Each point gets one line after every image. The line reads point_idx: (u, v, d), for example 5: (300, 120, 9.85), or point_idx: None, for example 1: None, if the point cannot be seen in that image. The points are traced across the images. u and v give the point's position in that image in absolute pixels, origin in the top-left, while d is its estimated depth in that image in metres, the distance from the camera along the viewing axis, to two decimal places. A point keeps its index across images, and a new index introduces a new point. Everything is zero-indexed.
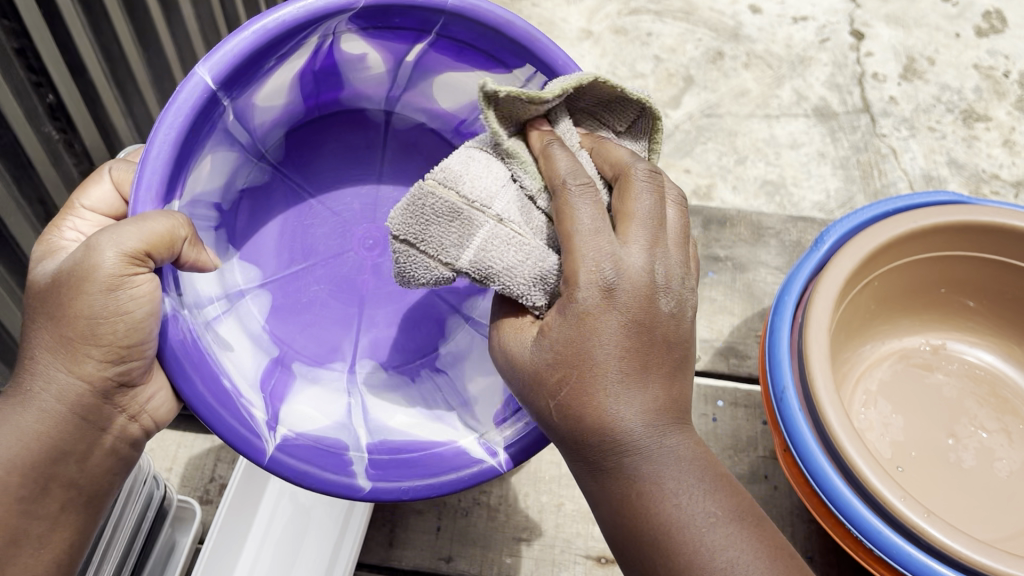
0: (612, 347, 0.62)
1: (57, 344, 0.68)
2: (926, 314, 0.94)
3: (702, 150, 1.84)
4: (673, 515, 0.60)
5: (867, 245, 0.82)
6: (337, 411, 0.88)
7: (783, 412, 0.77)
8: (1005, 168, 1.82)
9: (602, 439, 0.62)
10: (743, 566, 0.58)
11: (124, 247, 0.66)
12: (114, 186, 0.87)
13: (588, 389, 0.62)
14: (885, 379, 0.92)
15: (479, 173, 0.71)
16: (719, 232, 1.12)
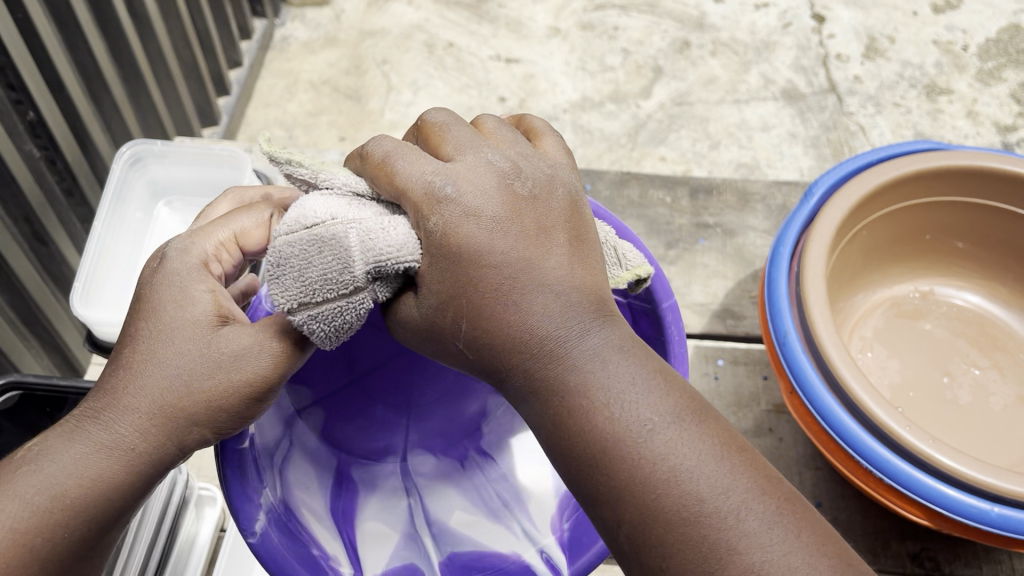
0: (482, 239, 0.53)
1: (176, 412, 0.57)
2: (911, 262, 0.98)
3: (676, 138, 1.88)
4: (619, 421, 0.51)
5: (855, 193, 0.85)
6: (403, 517, 0.78)
7: (787, 355, 0.79)
8: (970, 138, 1.87)
9: (517, 329, 0.54)
10: (705, 476, 0.49)
11: (286, 357, 0.59)
12: (267, 235, 0.68)
13: (484, 301, 0.54)
14: (878, 326, 0.95)
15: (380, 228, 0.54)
16: (706, 201, 1.15)
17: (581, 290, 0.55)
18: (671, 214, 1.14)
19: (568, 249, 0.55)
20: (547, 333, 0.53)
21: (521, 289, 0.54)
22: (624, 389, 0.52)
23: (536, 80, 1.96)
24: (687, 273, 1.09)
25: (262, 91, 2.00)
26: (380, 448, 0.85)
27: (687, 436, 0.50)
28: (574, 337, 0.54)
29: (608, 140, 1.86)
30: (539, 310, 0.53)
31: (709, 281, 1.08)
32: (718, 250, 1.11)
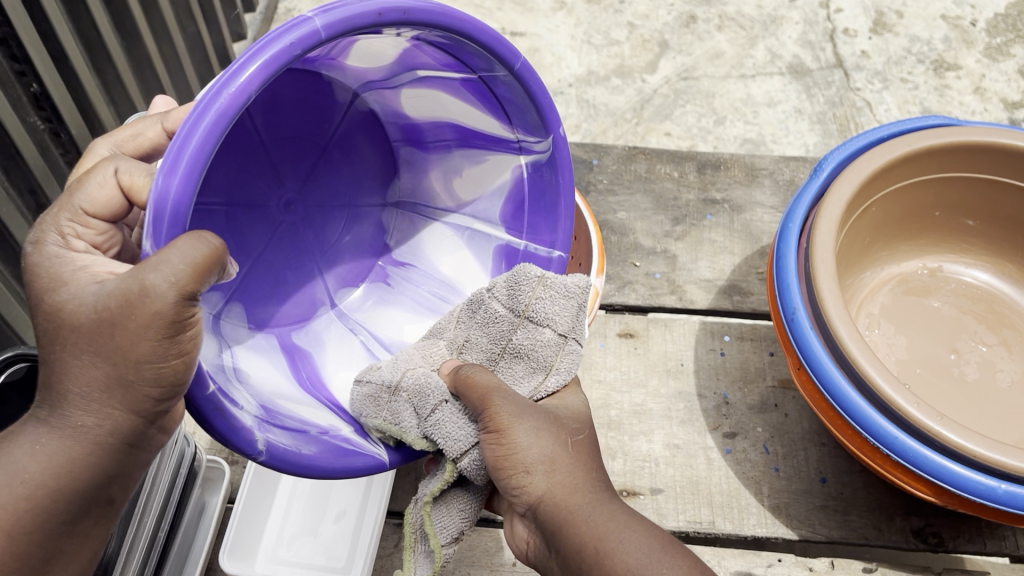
0: (527, 438, 0.59)
1: (109, 384, 0.54)
2: (921, 239, 0.97)
3: (681, 113, 1.86)
4: (617, 553, 0.52)
5: (866, 169, 0.84)
6: (363, 355, 0.82)
7: (795, 332, 0.80)
8: (977, 115, 1.86)
9: (516, 466, 0.59)
10: None
11: (182, 287, 0.51)
12: (117, 186, 0.60)
13: (505, 455, 0.59)
14: (886, 303, 0.95)
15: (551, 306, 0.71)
16: (714, 176, 1.14)
17: (580, 461, 0.60)
18: (678, 189, 1.13)
19: (546, 424, 0.61)
20: (542, 465, 0.58)
21: (538, 482, 0.58)
22: (608, 519, 0.55)
23: (541, 54, 1.95)
24: (693, 249, 1.08)
25: None
26: (302, 310, 0.84)
27: (651, 550, 0.52)
28: (562, 476, 0.58)
29: (613, 115, 1.85)
30: (542, 463, 0.58)
31: (716, 257, 1.08)
32: (725, 226, 1.10)
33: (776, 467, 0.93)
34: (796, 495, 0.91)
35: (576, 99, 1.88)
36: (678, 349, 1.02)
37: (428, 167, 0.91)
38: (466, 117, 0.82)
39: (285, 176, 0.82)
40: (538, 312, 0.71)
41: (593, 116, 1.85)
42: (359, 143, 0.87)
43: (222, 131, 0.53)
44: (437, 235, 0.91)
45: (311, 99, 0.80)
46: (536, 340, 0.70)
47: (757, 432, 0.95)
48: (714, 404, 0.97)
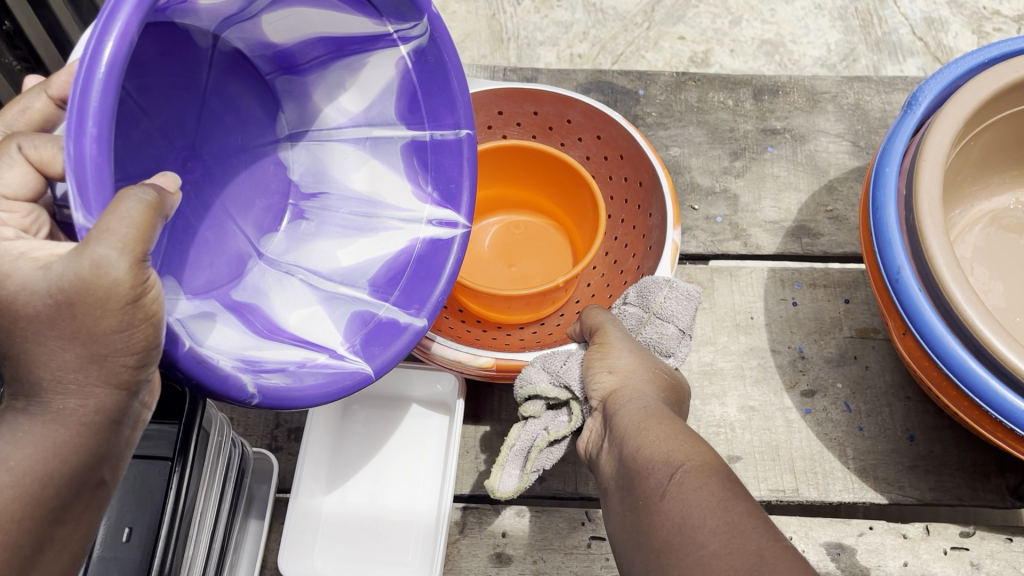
0: (623, 354, 0.66)
1: (80, 365, 0.44)
2: (1018, 170, 0.88)
3: (694, 14, 1.70)
4: (648, 446, 0.54)
5: (970, 101, 0.75)
6: (306, 291, 0.70)
7: (901, 293, 0.72)
8: (1006, 3, 1.72)
9: (600, 367, 0.66)
10: (687, 474, 0.49)
11: (133, 246, 0.42)
12: (25, 162, 0.50)
13: (596, 352, 0.67)
14: (978, 245, 0.87)
15: (675, 306, 0.71)
16: (772, 103, 1.05)
17: (662, 388, 0.65)
18: (735, 119, 1.04)
19: (640, 345, 0.69)
20: (621, 368, 0.65)
21: (615, 380, 0.65)
22: (664, 424, 0.57)
23: None
24: (756, 187, 1.00)
25: None
26: (233, 255, 0.70)
27: (687, 448, 0.53)
28: (638, 388, 0.63)
29: (622, 19, 1.69)
30: (632, 362, 0.66)
31: (780, 196, 0.99)
32: (789, 159, 1.01)
33: (860, 426, 0.87)
34: (882, 456, 0.85)
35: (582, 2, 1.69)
36: (746, 300, 0.94)
37: (309, 90, 0.75)
38: (334, 26, 0.68)
39: (173, 134, 0.65)
40: (665, 310, 0.71)
41: (602, 21, 1.68)
42: (231, 89, 0.71)
43: (114, 106, 0.43)
44: (337, 151, 0.77)
45: (172, 45, 0.64)
46: (663, 335, 0.71)
47: (837, 388, 0.89)
48: (790, 360, 0.90)
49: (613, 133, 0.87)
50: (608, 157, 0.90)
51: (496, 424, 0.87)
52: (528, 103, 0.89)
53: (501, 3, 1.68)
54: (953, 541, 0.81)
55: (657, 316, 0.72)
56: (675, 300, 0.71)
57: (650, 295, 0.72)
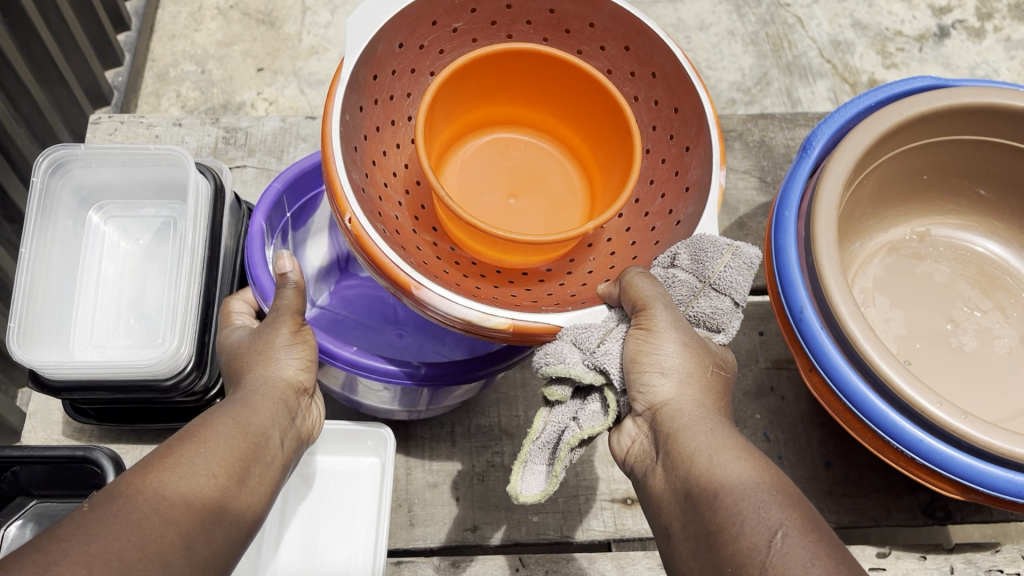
0: (668, 348, 0.56)
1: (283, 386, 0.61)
2: (909, 203, 0.92)
3: None
4: (718, 473, 0.51)
5: (859, 145, 0.79)
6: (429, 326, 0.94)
7: (804, 332, 0.75)
8: (907, 23, 1.96)
9: (637, 368, 0.56)
10: (779, 523, 0.47)
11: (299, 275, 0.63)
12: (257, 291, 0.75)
13: (637, 343, 0.57)
14: (879, 275, 0.91)
15: (731, 275, 0.59)
16: None
17: (706, 394, 0.57)
18: None
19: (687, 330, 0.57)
20: (671, 368, 0.56)
21: (670, 386, 0.56)
22: (727, 447, 0.53)
23: None
24: None
25: (165, 20, 1.89)
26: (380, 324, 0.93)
27: (761, 482, 0.50)
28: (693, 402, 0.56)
29: None
30: (682, 377, 0.56)
31: None
32: None
33: (779, 455, 0.90)
34: (801, 483, 0.89)
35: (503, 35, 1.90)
36: None
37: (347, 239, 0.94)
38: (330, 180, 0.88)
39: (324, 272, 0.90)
40: (723, 281, 0.59)
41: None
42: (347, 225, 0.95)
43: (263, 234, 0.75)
44: None
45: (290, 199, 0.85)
46: (719, 310, 0.60)
47: (756, 419, 0.92)
48: None
49: (645, 45, 0.67)
50: (630, 73, 0.69)
51: (428, 475, 0.88)
52: None
53: None
54: (871, 562, 0.84)
55: (703, 283, 0.59)
56: (725, 264, 0.58)
57: (692, 255, 0.59)
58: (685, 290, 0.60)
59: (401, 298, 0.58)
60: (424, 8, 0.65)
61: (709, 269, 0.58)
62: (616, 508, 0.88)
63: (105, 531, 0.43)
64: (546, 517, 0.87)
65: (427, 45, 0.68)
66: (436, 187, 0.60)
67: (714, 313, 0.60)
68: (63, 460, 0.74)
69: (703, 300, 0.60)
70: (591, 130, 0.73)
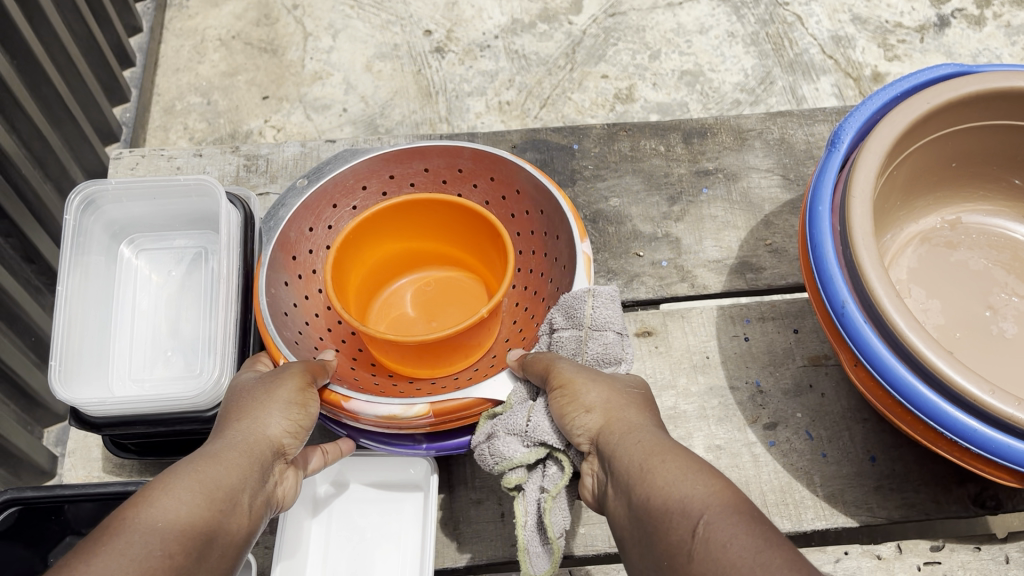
0: (590, 390, 0.66)
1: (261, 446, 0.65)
2: (938, 192, 0.92)
3: (614, 52, 1.90)
4: (655, 475, 0.56)
5: (887, 136, 0.79)
6: None
7: (849, 329, 0.74)
8: (906, 15, 1.96)
9: (569, 422, 0.65)
10: (695, 500, 0.52)
11: (299, 367, 0.69)
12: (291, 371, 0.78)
13: (562, 397, 0.66)
14: (912, 266, 0.91)
15: (605, 313, 0.74)
16: (702, 145, 1.08)
17: (635, 414, 0.64)
18: (669, 164, 1.07)
19: (603, 381, 0.67)
20: (592, 408, 0.65)
21: (595, 418, 0.64)
22: (661, 454, 0.58)
23: (460, 8, 1.96)
24: (696, 228, 1.03)
25: (169, 56, 1.91)
26: None
27: (686, 475, 0.55)
28: (627, 428, 0.62)
29: (546, 64, 1.88)
30: (612, 414, 0.64)
31: (720, 234, 1.02)
32: (724, 198, 1.04)
33: (823, 453, 0.89)
34: (848, 480, 0.88)
35: (505, 51, 1.90)
36: (701, 340, 0.96)
37: None
38: None
39: None
40: (599, 320, 0.74)
41: (526, 67, 1.89)
42: None
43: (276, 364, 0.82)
44: None
45: None
46: (606, 344, 0.74)
47: (797, 418, 0.91)
48: (749, 395, 0.92)
49: (504, 172, 0.86)
50: (504, 196, 0.89)
51: (471, 493, 0.87)
52: (417, 161, 0.87)
53: (427, 58, 1.90)
54: (925, 557, 0.84)
55: (588, 326, 0.74)
56: (597, 305, 0.74)
57: (566, 310, 0.75)
58: (574, 339, 0.74)
59: (339, 415, 0.74)
60: (322, 197, 0.84)
61: (584, 312, 0.74)
62: None
63: (103, 567, 0.49)
64: (594, 528, 0.86)
65: (334, 224, 0.87)
66: (358, 325, 0.76)
67: (604, 349, 0.74)
68: (111, 497, 0.73)
69: (592, 341, 0.74)
70: (472, 247, 0.91)
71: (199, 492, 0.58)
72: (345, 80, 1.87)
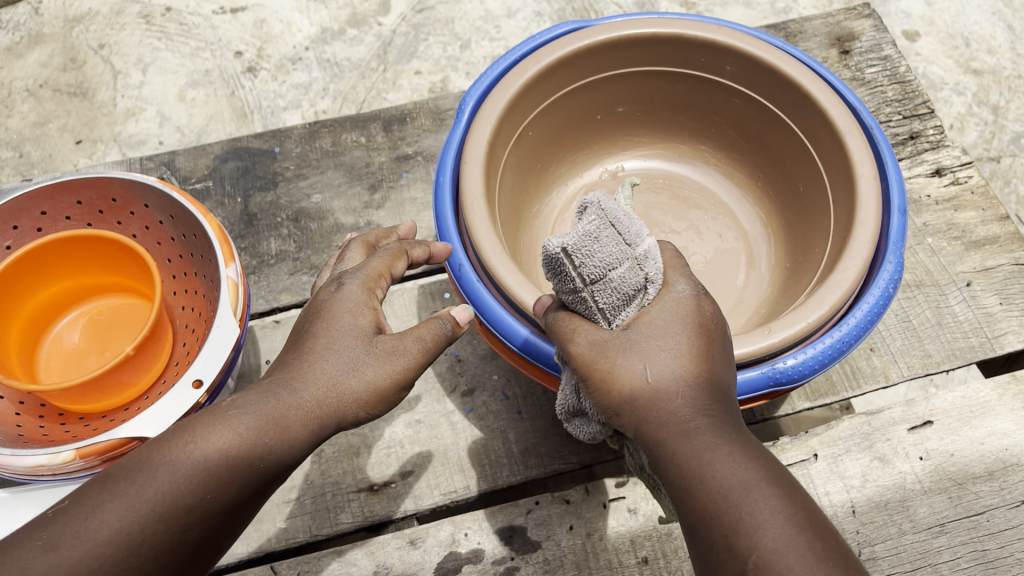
0: (639, 362, 0.56)
1: (314, 416, 0.61)
2: (593, 145, 0.96)
3: (426, 47, 1.79)
4: (717, 476, 0.50)
5: (500, 102, 0.81)
6: None
7: (467, 290, 0.76)
8: None
9: (634, 397, 0.55)
10: (786, 535, 0.47)
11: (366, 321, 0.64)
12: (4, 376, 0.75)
13: (609, 376, 0.56)
14: (577, 219, 0.94)
15: (598, 246, 0.60)
16: (401, 130, 1.11)
17: (705, 380, 0.55)
18: (369, 154, 1.09)
19: (674, 343, 0.56)
20: (670, 387, 0.54)
21: (669, 376, 0.55)
22: (716, 444, 0.51)
23: (268, 24, 1.80)
24: (397, 213, 1.05)
25: None
26: None
27: (761, 492, 0.49)
28: (677, 400, 0.54)
29: (358, 68, 1.75)
30: (691, 364, 0.56)
31: (419, 216, 1.05)
32: (423, 179, 1.07)
33: (518, 410, 0.92)
34: (541, 433, 0.91)
35: (317, 61, 1.76)
36: (403, 320, 0.99)
37: None
38: None
39: None
40: (599, 257, 0.60)
41: (339, 74, 1.75)
42: None
43: None
44: None
45: None
46: (631, 272, 0.60)
47: (494, 380, 0.94)
48: (447, 366, 0.95)
49: (154, 197, 0.86)
50: (163, 221, 0.87)
51: None
52: (67, 194, 0.86)
53: (240, 80, 1.73)
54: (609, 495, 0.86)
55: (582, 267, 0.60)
56: (595, 226, 0.61)
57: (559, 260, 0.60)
58: (608, 271, 0.60)
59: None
60: None
61: (583, 251, 0.59)
62: (365, 497, 0.88)
63: None
64: (296, 521, 0.87)
65: None
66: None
67: (651, 276, 0.61)
68: None
69: (606, 281, 0.60)
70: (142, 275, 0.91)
71: (250, 432, 0.58)
72: (158, 113, 1.69)
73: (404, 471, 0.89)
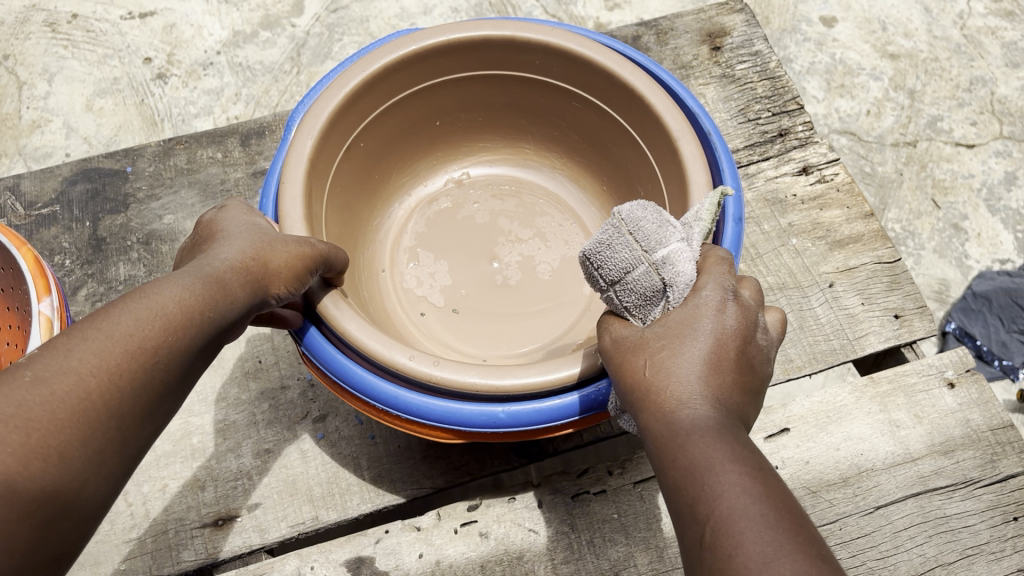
0: (679, 359, 0.55)
1: (239, 284, 0.63)
2: (435, 152, 0.95)
3: (340, 48, 1.72)
4: (698, 458, 0.49)
5: (322, 115, 0.76)
6: None
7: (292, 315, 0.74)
8: None
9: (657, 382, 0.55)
10: (761, 523, 0.44)
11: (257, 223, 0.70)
12: None
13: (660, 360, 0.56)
14: (420, 229, 0.94)
15: (611, 254, 0.62)
16: (259, 145, 1.07)
17: (729, 383, 0.54)
18: (225, 170, 1.06)
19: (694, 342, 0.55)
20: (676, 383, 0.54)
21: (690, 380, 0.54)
22: (714, 438, 0.50)
23: (178, 30, 1.71)
24: None
25: None
26: None
27: (738, 479, 0.47)
28: (677, 402, 0.53)
29: (270, 72, 1.67)
30: (718, 362, 0.54)
31: None
32: None
33: (372, 435, 0.89)
34: (393, 459, 0.88)
35: (229, 66, 1.68)
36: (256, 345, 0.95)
37: None
38: None
39: None
40: (610, 264, 0.62)
41: (251, 78, 1.67)
42: None
43: None
44: None
45: None
46: (639, 280, 0.61)
47: (346, 405, 0.91)
48: (299, 392, 0.92)
49: None
50: None
51: None
52: None
53: (149, 87, 1.64)
54: (461, 519, 0.84)
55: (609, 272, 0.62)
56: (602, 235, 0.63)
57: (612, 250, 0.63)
58: (616, 279, 0.62)
59: None
60: None
61: (603, 255, 0.62)
62: (208, 533, 0.84)
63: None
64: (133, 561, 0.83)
65: None
66: None
67: (643, 288, 0.61)
68: None
69: (623, 287, 0.62)
70: None
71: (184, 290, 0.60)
72: (66, 124, 1.60)
73: (250, 504, 0.85)
